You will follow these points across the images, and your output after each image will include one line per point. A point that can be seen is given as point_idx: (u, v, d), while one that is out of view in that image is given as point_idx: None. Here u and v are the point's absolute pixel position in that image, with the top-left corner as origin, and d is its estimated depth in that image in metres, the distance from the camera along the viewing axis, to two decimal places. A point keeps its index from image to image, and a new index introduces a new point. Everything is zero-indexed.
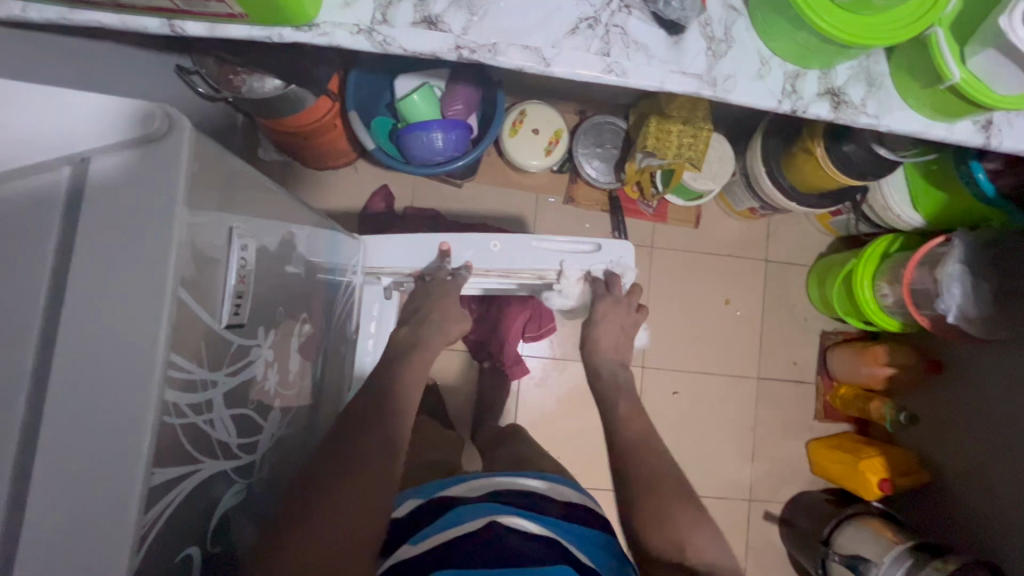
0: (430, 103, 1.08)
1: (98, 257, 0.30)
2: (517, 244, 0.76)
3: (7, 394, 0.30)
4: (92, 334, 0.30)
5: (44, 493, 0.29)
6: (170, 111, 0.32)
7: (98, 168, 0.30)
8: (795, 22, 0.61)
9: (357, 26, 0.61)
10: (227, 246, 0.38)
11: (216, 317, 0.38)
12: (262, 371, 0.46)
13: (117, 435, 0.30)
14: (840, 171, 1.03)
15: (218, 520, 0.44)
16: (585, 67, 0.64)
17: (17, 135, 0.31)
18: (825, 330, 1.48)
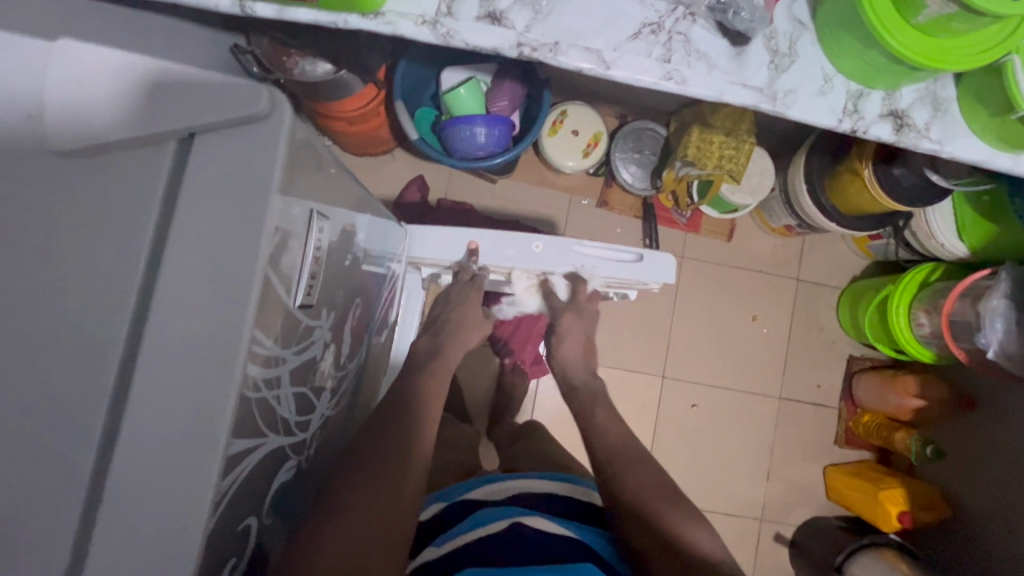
0: (476, 97, 1.09)
1: (196, 231, 0.31)
2: (560, 247, 0.74)
3: (99, 353, 0.30)
4: (181, 302, 0.31)
5: (133, 454, 0.30)
6: (276, 95, 0.33)
7: (208, 145, 0.32)
8: (864, 40, 0.60)
9: (422, 18, 0.62)
10: (307, 228, 0.39)
11: (292, 298, 0.39)
12: (321, 354, 0.47)
13: (203, 403, 0.31)
14: (887, 196, 0.99)
15: (271, 496, 0.45)
16: (644, 73, 0.63)
17: (129, 107, 0.32)
18: (852, 354, 1.45)
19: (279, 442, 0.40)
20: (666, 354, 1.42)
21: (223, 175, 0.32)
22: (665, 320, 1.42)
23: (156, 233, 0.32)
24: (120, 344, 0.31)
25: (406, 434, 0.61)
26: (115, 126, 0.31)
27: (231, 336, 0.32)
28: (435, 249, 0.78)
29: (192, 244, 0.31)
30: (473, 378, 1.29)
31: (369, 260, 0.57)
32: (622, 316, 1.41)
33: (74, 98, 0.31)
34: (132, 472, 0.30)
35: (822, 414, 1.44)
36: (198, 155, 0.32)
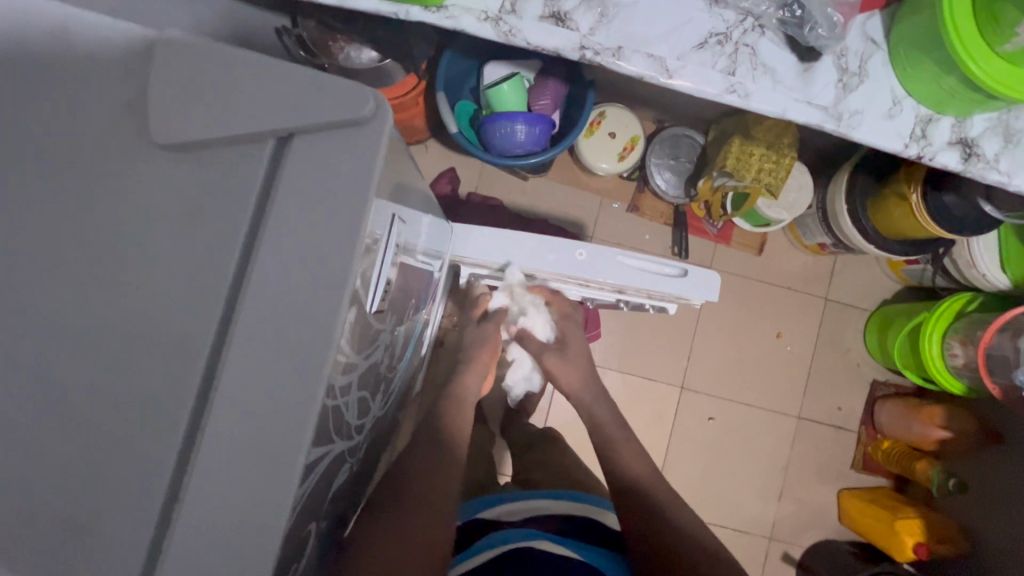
0: (518, 94, 1.07)
1: (294, 235, 0.31)
2: (605, 257, 0.72)
3: (187, 349, 0.30)
4: (273, 306, 0.30)
5: (217, 460, 0.29)
6: (380, 98, 0.32)
7: (304, 146, 0.32)
8: (943, 65, 0.57)
9: (484, 14, 0.60)
10: (386, 232, 0.38)
11: (369, 304, 0.38)
12: (382, 357, 0.46)
13: (291, 408, 0.30)
14: (935, 223, 0.96)
15: (333, 499, 0.44)
16: (708, 84, 0.62)
17: (227, 102, 0.32)
18: (877, 379, 1.42)
19: (340, 447, 0.40)
20: (686, 365, 1.40)
21: (316, 176, 0.31)
22: (687, 331, 1.41)
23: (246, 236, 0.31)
24: (206, 348, 0.30)
25: (435, 464, 0.63)
26: (209, 123, 0.31)
27: (322, 344, 0.30)
28: (476, 250, 0.76)
29: (285, 245, 0.31)
30: None
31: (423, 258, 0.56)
32: (644, 323, 1.39)
33: (172, 100, 0.32)
34: (215, 479, 0.29)
35: (842, 438, 1.41)
36: (297, 155, 0.32)
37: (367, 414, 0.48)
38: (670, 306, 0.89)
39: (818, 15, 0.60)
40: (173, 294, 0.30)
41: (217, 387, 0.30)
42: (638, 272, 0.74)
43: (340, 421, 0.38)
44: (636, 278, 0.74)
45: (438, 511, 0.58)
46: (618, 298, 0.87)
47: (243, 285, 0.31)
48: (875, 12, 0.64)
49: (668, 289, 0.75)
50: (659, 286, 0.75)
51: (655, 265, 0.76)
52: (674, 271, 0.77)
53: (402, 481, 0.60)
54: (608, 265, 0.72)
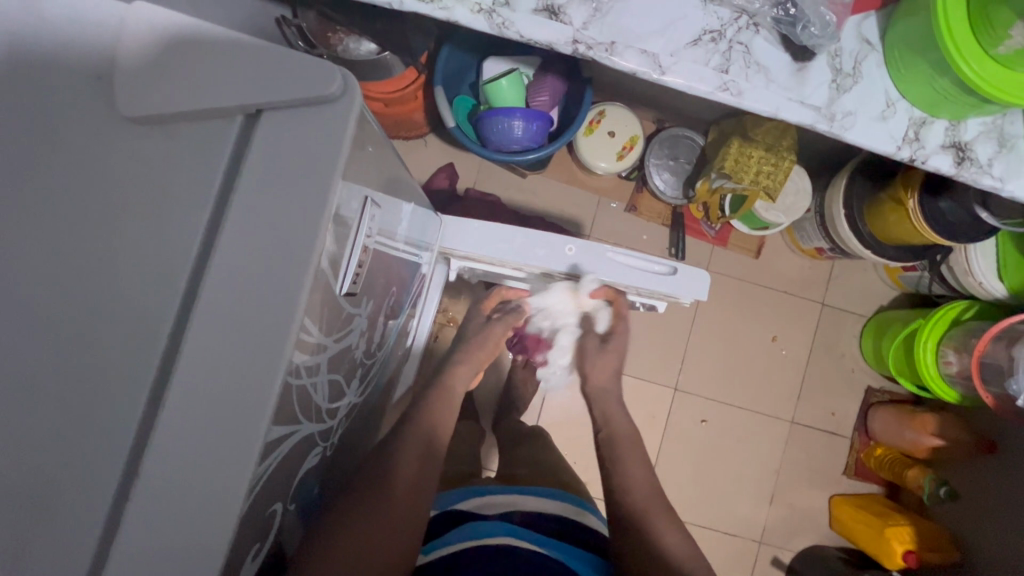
0: (517, 89, 1.07)
1: (262, 215, 0.31)
2: (592, 250, 0.73)
3: (151, 325, 0.30)
4: (237, 280, 0.31)
5: (175, 432, 0.30)
6: (349, 77, 0.33)
7: (275, 123, 0.32)
8: (937, 68, 0.57)
9: (478, 6, 0.60)
10: (359, 214, 0.39)
11: (338, 286, 0.38)
12: (357, 342, 0.46)
13: (250, 385, 0.30)
14: (931, 228, 0.96)
15: (300, 483, 0.44)
16: (700, 81, 0.61)
17: (201, 82, 0.32)
18: (871, 386, 1.41)
19: (309, 429, 0.40)
20: (679, 366, 1.40)
21: (287, 156, 0.32)
22: (682, 333, 1.40)
23: (214, 211, 0.32)
24: (168, 323, 0.31)
25: (414, 455, 0.63)
26: (181, 101, 0.32)
27: (285, 319, 0.31)
28: (467, 243, 0.76)
29: (251, 221, 0.31)
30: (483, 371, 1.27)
31: (407, 247, 0.56)
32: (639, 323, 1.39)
33: (144, 78, 0.32)
34: (173, 451, 0.29)
35: (834, 444, 1.41)
36: (263, 131, 0.32)
37: (342, 399, 0.48)
38: (660, 306, 0.89)
39: (811, 14, 0.60)
40: (139, 267, 0.31)
41: (178, 360, 0.30)
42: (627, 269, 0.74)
43: (308, 403, 0.38)
44: (626, 275, 0.74)
45: (412, 508, 0.60)
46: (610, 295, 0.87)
47: (209, 260, 0.31)
48: (870, 13, 0.64)
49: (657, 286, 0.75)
50: (649, 283, 0.75)
51: (644, 261, 0.76)
52: (663, 268, 0.77)
53: (382, 469, 0.60)
54: (596, 259, 0.73)
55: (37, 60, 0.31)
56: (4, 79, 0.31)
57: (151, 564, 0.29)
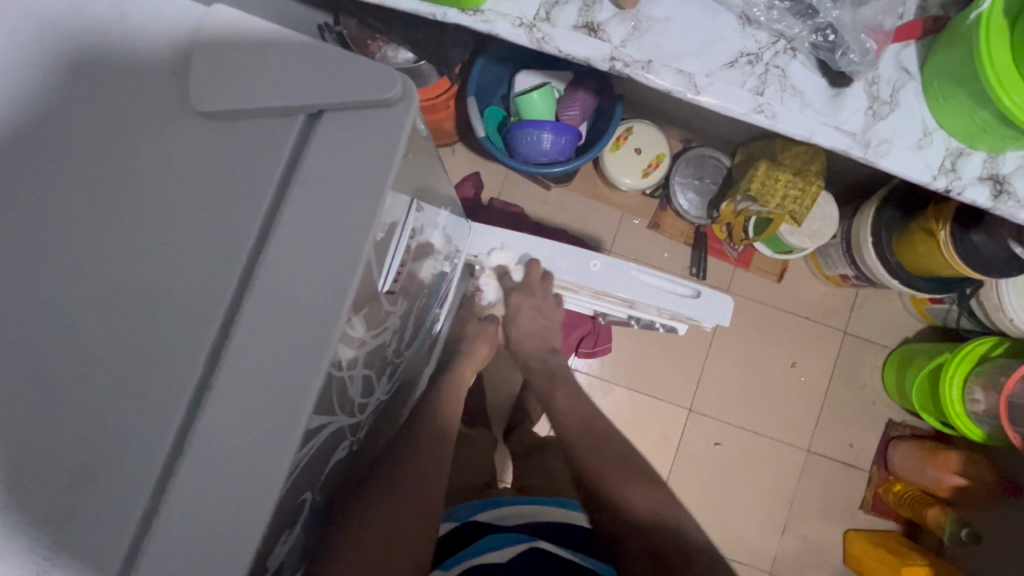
0: (547, 102, 1.09)
1: (317, 209, 0.33)
2: (618, 267, 0.74)
3: (205, 311, 0.32)
4: (289, 272, 0.32)
5: (220, 417, 0.31)
6: (408, 83, 0.35)
7: (332, 121, 0.35)
8: (977, 97, 0.56)
9: (520, 20, 0.62)
10: (405, 212, 0.41)
11: (382, 285, 0.39)
12: (391, 340, 0.47)
13: (294, 373, 0.32)
14: (962, 261, 0.94)
15: (327, 478, 0.45)
16: (735, 102, 0.62)
17: (266, 82, 0.35)
18: (892, 419, 1.38)
19: (343, 423, 0.41)
20: (695, 386, 1.38)
21: (343, 154, 0.34)
22: (698, 353, 1.39)
23: (272, 205, 0.33)
24: (221, 309, 0.32)
25: (431, 457, 0.65)
26: (248, 99, 0.34)
27: (332, 311, 0.32)
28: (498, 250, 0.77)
29: (308, 215, 0.33)
30: (498, 380, 1.26)
31: (440, 251, 0.57)
32: (654, 341, 1.38)
33: (213, 80, 0.34)
34: (215, 436, 0.30)
35: (851, 476, 1.37)
36: (325, 130, 0.34)
37: (372, 398, 0.49)
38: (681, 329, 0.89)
39: (850, 41, 0.60)
40: (195, 259, 0.32)
41: (229, 348, 0.31)
42: (651, 289, 0.74)
43: (344, 397, 0.39)
44: (646, 294, 0.74)
45: (425, 507, 0.60)
46: (629, 314, 0.88)
47: (264, 251, 0.33)
48: (910, 42, 0.63)
49: (679, 309, 0.75)
50: (670, 305, 0.75)
51: (670, 282, 0.76)
52: (687, 291, 0.77)
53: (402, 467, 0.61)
54: (620, 276, 0.74)
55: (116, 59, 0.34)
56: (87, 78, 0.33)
57: (188, 548, 0.30)
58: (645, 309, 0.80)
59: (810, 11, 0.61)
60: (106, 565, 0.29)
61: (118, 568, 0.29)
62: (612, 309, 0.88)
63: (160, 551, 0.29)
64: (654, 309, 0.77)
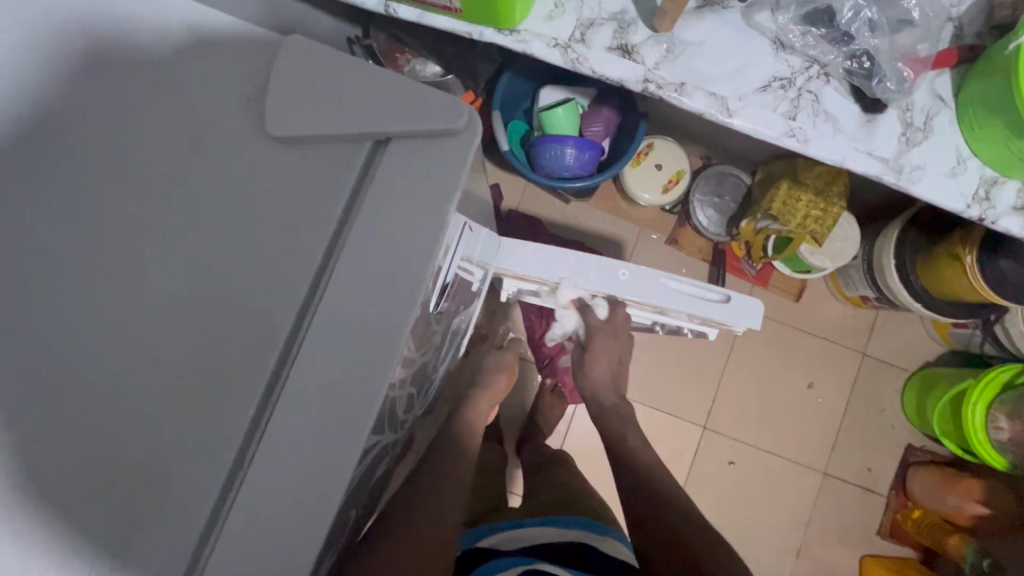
0: (571, 117, 1.10)
1: (385, 235, 0.39)
2: (648, 276, 0.73)
3: (282, 309, 0.39)
4: (357, 293, 0.39)
5: (289, 410, 0.37)
6: (471, 114, 0.41)
7: (393, 147, 0.41)
8: (1012, 127, 0.56)
9: (555, 41, 0.63)
10: (456, 236, 0.47)
11: (432, 306, 0.45)
12: (432, 357, 0.50)
13: (360, 378, 0.38)
14: (988, 287, 0.93)
15: (367, 495, 0.48)
16: (767, 126, 0.62)
17: (340, 112, 0.42)
18: (911, 444, 1.36)
19: (386, 442, 0.44)
20: (710, 405, 1.37)
21: (404, 183, 0.41)
22: (715, 372, 1.38)
23: (338, 225, 0.41)
24: (294, 307, 0.39)
25: (456, 474, 0.66)
26: (324, 126, 0.42)
27: (386, 324, 0.38)
28: (528, 266, 0.75)
29: (368, 240, 0.39)
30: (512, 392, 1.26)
31: (478, 267, 0.59)
32: (669, 358, 1.38)
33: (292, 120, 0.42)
34: (284, 425, 0.37)
35: (868, 501, 1.35)
36: (392, 154, 0.41)
37: (410, 414, 0.51)
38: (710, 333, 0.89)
39: (886, 69, 0.61)
40: (272, 283, 0.40)
41: (297, 351, 0.39)
42: (680, 297, 0.74)
43: (386, 411, 0.41)
44: (675, 299, 0.74)
45: (449, 523, 0.59)
46: (654, 319, 0.87)
47: (334, 258, 0.40)
48: (946, 70, 0.63)
49: (709, 314, 0.75)
50: (701, 310, 0.75)
51: (699, 287, 0.75)
52: (716, 295, 0.77)
53: (420, 487, 0.62)
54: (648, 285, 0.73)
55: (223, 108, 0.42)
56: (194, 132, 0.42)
57: (259, 518, 0.36)
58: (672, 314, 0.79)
59: (846, 38, 0.61)
60: (194, 524, 0.36)
61: (203, 529, 0.37)
62: (637, 315, 0.87)
63: (236, 518, 0.36)
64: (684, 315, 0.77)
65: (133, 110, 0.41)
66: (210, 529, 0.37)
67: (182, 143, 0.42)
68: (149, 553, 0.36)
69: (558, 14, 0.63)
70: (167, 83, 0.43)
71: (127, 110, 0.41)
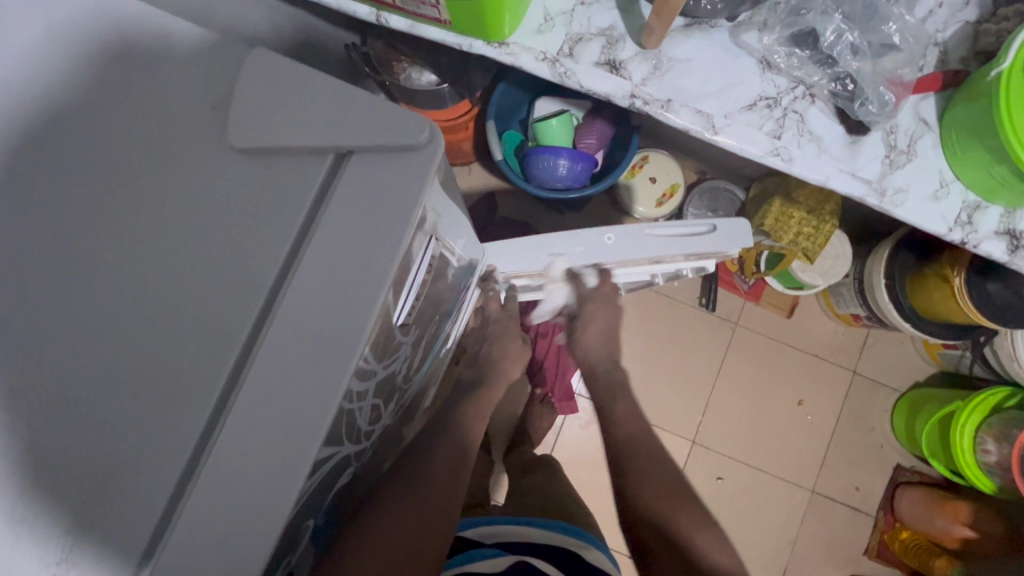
0: (566, 129, 1.11)
1: (350, 246, 0.40)
2: (631, 230, 0.67)
3: (241, 319, 0.39)
4: (319, 302, 0.39)
5: (250, 412, 0.38)
6: (434, 130, 0.42)
7: (356, 160, 0.42)
8: (995, 152, 0.57)
9: (544, 54, 0.63)
10: (425, 245, 0.47)
11: (394, 315, 0.45)
12: (401, 366, 0.51)
13: (322, 388, 0.38)
14: (976, 309, 0.93)
15: (330, 500, 0.48)
16: (752, 144, 0.63)
17: (306, 126, 0.42)
18: (900, 464, 1.35)
19: (347, 450, 0.45)
20: (700, 418, 1.37)
21: (371, 195, 0.41)
22: (704, 386, 1.38)
23: (301, 233, 0.41)
24: (254, 317, 0.39)
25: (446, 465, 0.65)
26: (295, 138, 0.42)
27: (354, 331, 0.39)
28: (511, 260, 0.70)
29: (336, 245, 0.40)
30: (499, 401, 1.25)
31: (456, 272, 0.59)
32: (659, 372, 1.37)
33: (260, 130, 0.42)
34: (241, 429, 0.37)
35: (855, 520, 1.34)
36: (354, 166, 0.42)
37: (378, 422, 0.51)
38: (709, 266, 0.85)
39: (869, 91, 0.61)
40: (238, 285, 0.40)
41: (257, 353, 0.38)
42: (671, 243, 0.69)
43: (345, 419, 0.42)
44: (669, 249, 0.69)
45: (432, 523, 0.59)
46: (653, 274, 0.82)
47: (293, 270, 0.40)
48: (929, 94, 0.64)
49: (705, 249, 0.71)
50: (693, 247, 0.71)
51: (684, 225, 0.71)
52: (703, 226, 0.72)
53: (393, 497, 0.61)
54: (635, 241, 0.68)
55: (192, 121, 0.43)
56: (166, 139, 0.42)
57: (215, 516, 0.37)
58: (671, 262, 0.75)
59: (829, 60, 0.62)
60: (143, 526, 0.36)
61: (155, 526, 0.37)
62: (636, 275, 0.80)
63: (192, 517, 0.36)
64: (682, 259, 0.73)
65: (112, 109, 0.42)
66: (162, 527, 0.37)
67: (153, 149, 0.42)
68: (102, 553, 0.36)
69: (547, 28, 0.64)
70: (148, 85, 0.43)
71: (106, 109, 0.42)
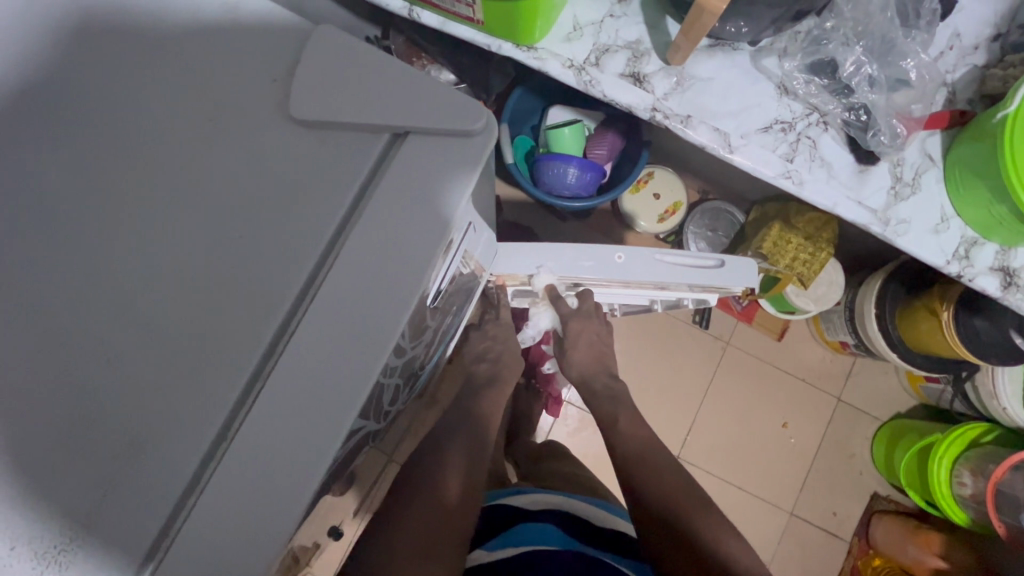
0: (577, 138, 1.12)
1: (390, 232, 0.41)
2: (643, 257, 0.68)
3: (275, 296, 0.40)
4: (350, 282, 0.40)
5: (277, 390, 0.38)
6: (488, 119, 0.43)
7: (410, 144, 0.43)
8: (995, 192, 0.59)
9: (571, 62, 0.65)
10: (460, 233, 0.48)
11: (426, 299, 0.46)
12: (421, 352, 0.53)
13: (348, 367, 0.39)
14: (962, 343, 0.96)
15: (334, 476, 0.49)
16: (765, 165, 0.65)
17: (355, 110, 0.43)
18: (877, 491, 1.38)
19: (365, 426, 0.46)
20: (686, 433, 1.38)
21: (414, 179, 0.42)
22: (693, 402, 1.39)
23: (342, 215, 0.42)
24: (287, 295, 0.40)
25: (446, 475, 0.65)
26: (346, 119, 0.43)
27: (384, 315, 0.40)
28: (523, 265, 0.69)
29: (372, 235, 0.41)
30: None
31: (474, 269, 0.60)
32: (650, 383, 1.39)
33: (303, 114, 0.43)
34: (269, 403, 0.38)
35: (831, 545, 1.36)
36: (409, 148, 0.43)
37: (396, 403, 0.52)
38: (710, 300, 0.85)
39: (882, 124, 0.63)
40: (269, 262, 0.41)
41: (293, 331, 0.39)
42: (679, 271, 0.70)
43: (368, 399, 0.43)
44: (676, 276, 0.70)
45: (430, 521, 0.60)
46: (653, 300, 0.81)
47: (331, 252, 0.41)
48: (936, 131, 0.66)
49: (709, 282, 0.71)
50: (698, 279, 0.71)
51: (693, 257, 0.71)
52: (709, 260, 0.73)
53: None
54: (646, 265, 0.68)
55: (234, 104, 0.44)
56: (209, 119, 0.43)
57: (237, 486, 0.38)
58: (677, 291, 0.75)
59: (845, 90, 0.65)
60: (168, 494, 0.37)
61: (177, 497, 0.37)
62: (634, 298, 0.80)
63: (213, 492, 0.37)
64: (687, 289, 0.73)
65: (161, 91, 0.43)
66: (184, 499, 0.38)
67: (194, 126, 0.43)
68: (121, 518, 0.37)
69: (577, 37, 0.65)
70: (192, 64, 0.44)
71: (153, 90, 0.43)
